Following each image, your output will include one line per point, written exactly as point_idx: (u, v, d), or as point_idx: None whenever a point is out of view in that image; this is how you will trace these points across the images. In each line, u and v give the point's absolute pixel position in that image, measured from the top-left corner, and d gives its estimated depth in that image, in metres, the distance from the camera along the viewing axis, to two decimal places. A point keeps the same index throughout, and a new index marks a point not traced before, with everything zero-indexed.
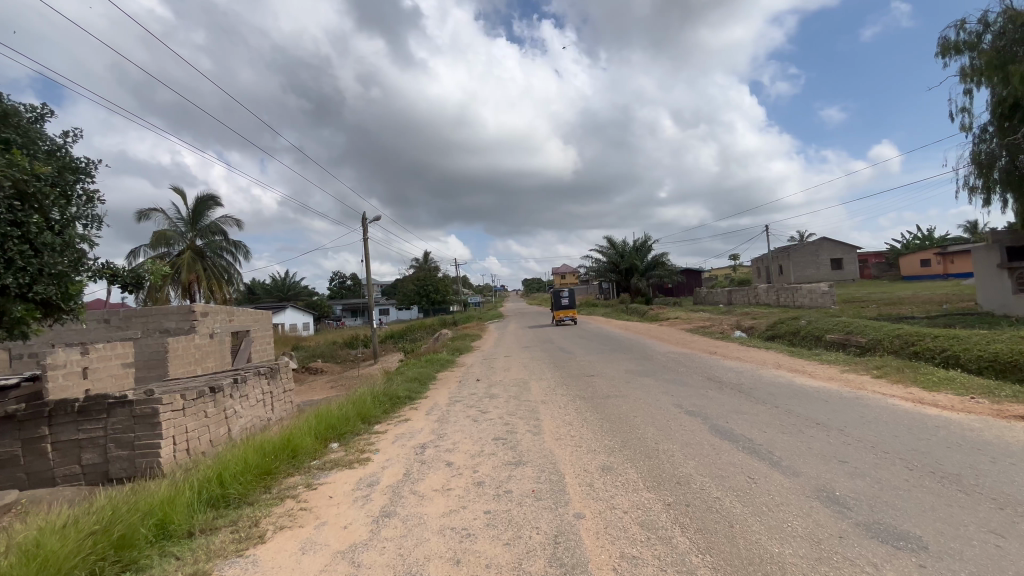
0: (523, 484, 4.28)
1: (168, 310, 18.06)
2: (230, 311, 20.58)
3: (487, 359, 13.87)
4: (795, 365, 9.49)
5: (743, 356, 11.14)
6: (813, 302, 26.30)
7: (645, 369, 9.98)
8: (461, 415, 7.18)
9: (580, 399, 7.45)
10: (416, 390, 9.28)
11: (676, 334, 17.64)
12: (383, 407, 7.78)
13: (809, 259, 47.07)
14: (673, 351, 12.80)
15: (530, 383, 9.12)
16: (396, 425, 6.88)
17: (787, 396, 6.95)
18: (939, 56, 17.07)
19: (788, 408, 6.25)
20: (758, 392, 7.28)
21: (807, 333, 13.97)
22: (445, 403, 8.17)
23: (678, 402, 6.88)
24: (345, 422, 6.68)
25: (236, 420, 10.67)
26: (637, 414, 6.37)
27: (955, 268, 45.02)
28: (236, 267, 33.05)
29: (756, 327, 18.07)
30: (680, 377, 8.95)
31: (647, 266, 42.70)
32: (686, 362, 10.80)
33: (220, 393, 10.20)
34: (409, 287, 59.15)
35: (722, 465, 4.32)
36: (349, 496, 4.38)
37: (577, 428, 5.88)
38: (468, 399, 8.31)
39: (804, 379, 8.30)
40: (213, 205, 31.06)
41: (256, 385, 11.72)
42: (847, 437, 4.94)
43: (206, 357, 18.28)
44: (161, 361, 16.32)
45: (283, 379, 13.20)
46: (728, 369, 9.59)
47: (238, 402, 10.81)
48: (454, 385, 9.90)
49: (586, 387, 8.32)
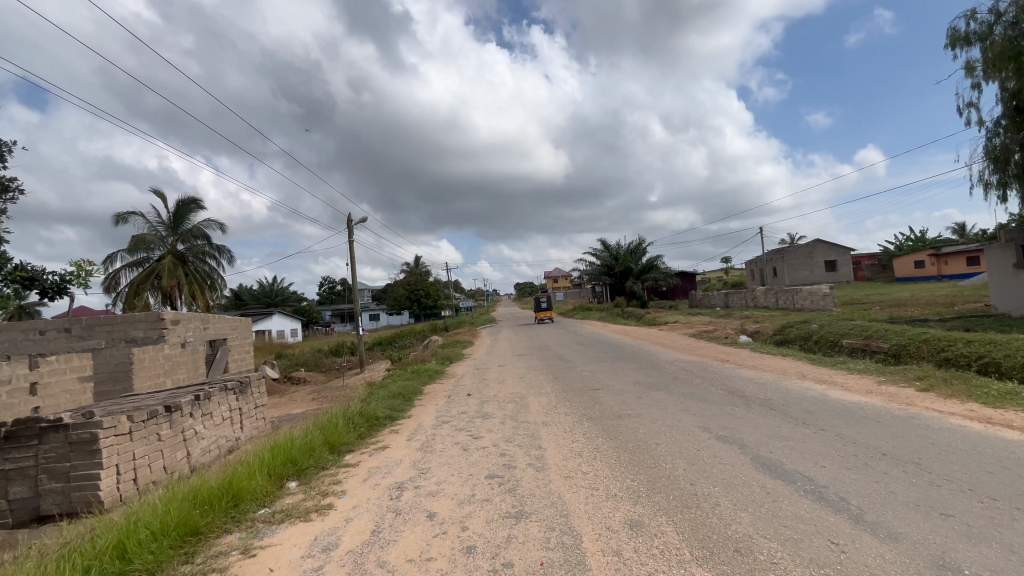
0: (528, 551, 3.20)
1: (134, 319, 16.77)
2: (205, 318, 19.26)
3: (479, 369, 12.80)
4: (823, 376, 8.51)
5: (760, 365, 10.16)
6: (814, 304, 25.56)
7: (655, 381, 8.95)
8: (449, 441, 6.08)
9: (587, 420, 6.40)
10: (398, 408, 8.17)
11: (678, 339, 16.66)
12: (358, 431, 6.68)
13: (804, 261, 46.63)
14: (681, 359, 11.77)
15: (527, 400, 8.04)
16: (371, 456, 5.78)
17: (829, 416, 5.95)
18: (948, 48, 16.28)
19: (837, 431, 5.26)
20: (794, 410, 6.27)
21: (821, 338, 13.04)
22: (431, 425, 7.06)
23: (704, 424, 5.85)
24: (308, 453, 5.56)
25: (198, 442, 9.53)
26: (659, 440, 5.32)
27: (949, 269, 44.93)
28: (219, 272, 31.67)
29: (763, 331, 17.11)
30: (698, 391, 7.91)
31: (641, 268, 41.84)
32: (700, 372, 9.78)
33: (178, 412, 9.07)
34: (399, 292, 57.94)
35: (789, 522, 3.28)
36: (295, 570, 3.26)
37: (589, 462, 4.82)
38: (457, 419, 7.22)
39: (840, 393, 7.32)
40: (195, 208, 29.65)
41: (223, 401, 10.57)
42: (932, 476, 3.93)
43: (177, 368, 16.98)
44: (126, 373, 15.01)
45: (255, 394, 11.99)
46: (748, 380, 8.58)
47: (200, 422, 9.67)
48: (442, 401, 8.80)
49: (593, 404, 7.27)
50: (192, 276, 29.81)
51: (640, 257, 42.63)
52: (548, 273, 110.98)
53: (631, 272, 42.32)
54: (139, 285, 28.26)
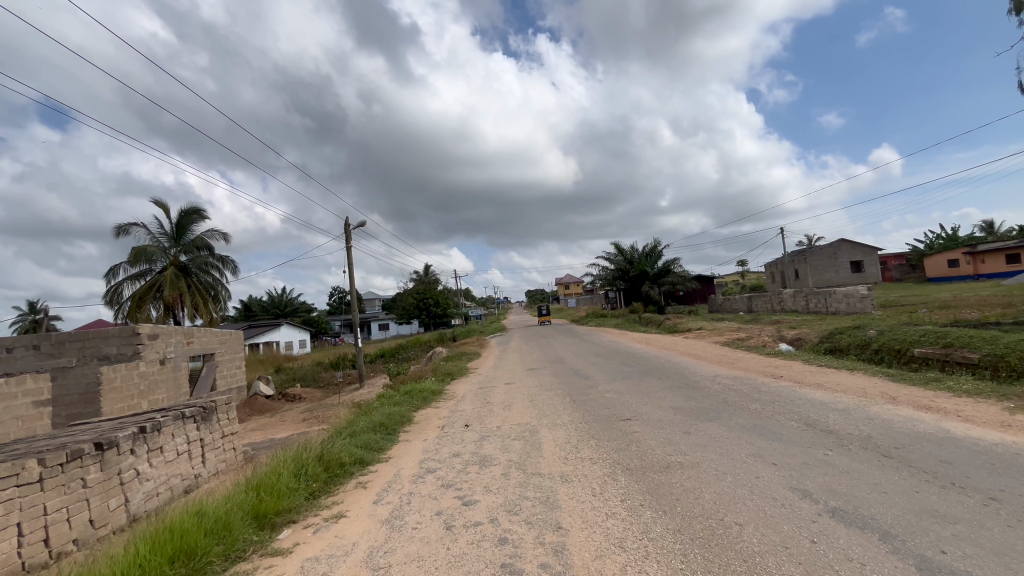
0: None
1: (108, 334, 15.33)
2: (189, 332, 17.77)
3: (484, 388, 11.03)
4: (923, 401, 6.56)
5: (827, 383, 8.23)
6: (851, 307, 23.35)
7: (701, 408, 7.10)
8: (430, 509, 4.29)
9: (624, 475, 4.56)
10: (376, 448, 6.44)
11: (711, 349, 14.60)
12: (308, 488, 4.92)
13: (828, 262, 44.11)
14: (722, 375, 9.86)
15: (540, 436, 6.22)
16: (317, 534, 4.02)
17: (983, 471, 4.04)
18: (1012, 13, 14.15)
19: (1021, 504, 3.38)
20: (920, 459, 4.39)
21: (886, 347, 11.00)
22: (410, 477, 5.29)
23: (797, 484, 4.00)
24: (221, 534, 3.79)
25: (141, 485, 7.88)
26: (741, 518, 3.47)
27: (986, 268, 42.11)
28: (223, 283, 30.39)
29: (806, 338, 15.02)
30: (763, 423, 6.02)
31: (658, 272, 39.76)
32: (753, 394, 7.86)
33: (113, 450, 7.43)
34: (408, 301, 56.51)
35: None
36: None
37: (640, 565, 2.99)
38: (446, 468, 5.45)
39: (963, 427, 5.38)
40: (198, 218, 28.42)
41: (178, 432, 8.90)
42: None
43: (155, 387, 15.53)
44: (94, 395, 13.55)
45: (223, 420, 10.33)
46: (823, 407, 6.65)
47: (146, 460, 8.03)
48: (432, 436, 7.06)
49: (628, 447, 5.41)
50: (194, 288, 28.50)
51: (657, 261, 40.58)
52: (559, 279, 108.97)
53: (647, 276, 40.24)
54: (140, 298, 27.08)
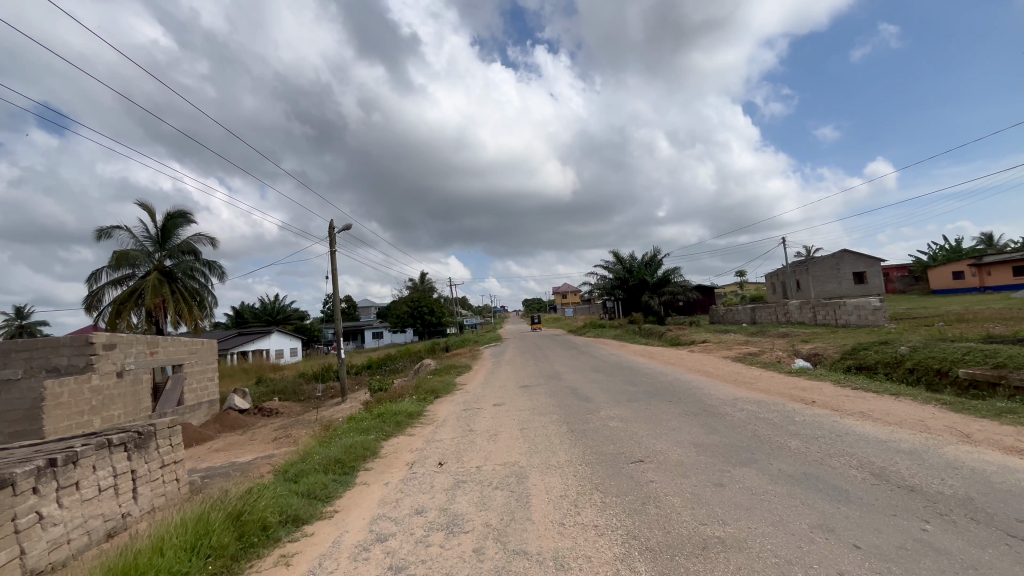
0: None
1: (59, 343, 13.84)
2: (153, 341, 16.31)
3: (470, 410, 9.67)
4: (1007, 442, 5.24)
5: (873, 412, 6.89)
6: (862, 320, 22.13)
7: (731, 446, 5.75)
8: None
9: (642, 560, 3.22)
10: (320, 499, 5.06)
11: (721, 365, 13.32)
12: (205, 571, 3.51)
13: (830, 273, 43.02)
14: (743, 399, 8.51)
15: (529, 487, 4.85)
16: None
17: None
18: None
19: None
20: None
21: (924, 367, 9.72)
22: (351, 549, 3.91)
23: None
24: None
25: (45, 531, 6.40)
26: None
27: (993, 280, 41.01)
28: (209, 289, 28.90)
29: (825, 355, 13.71)
30: (813, 471, 4.68)
31: (658, 282, 38.48)
32: (788, 426, 6.53)
33: (8, 491, 5.91)
34: (402, 309, 55.05)
35: None
36: None
37: None
38: (402, 534, 4.09)
39: None
40: (184, 221, 27.00)
41: (100, 464, 7.44)
42: None
43: (110, 403, 14.10)
44: (37, 412, 12.09)
45: (165, 446, 8.87)
46: (883, 447, 5.32)
47: (53, 500, 6.56)
48: (395, 479, 5.69)
49: (646, 508, 4.07)
50: (178, 294, 26.98)
51: (657, 270, 39.32)
52: (557, 288, 107.29)
53: (647, 286, 38.95)
54: (121, 304, 25.56)
